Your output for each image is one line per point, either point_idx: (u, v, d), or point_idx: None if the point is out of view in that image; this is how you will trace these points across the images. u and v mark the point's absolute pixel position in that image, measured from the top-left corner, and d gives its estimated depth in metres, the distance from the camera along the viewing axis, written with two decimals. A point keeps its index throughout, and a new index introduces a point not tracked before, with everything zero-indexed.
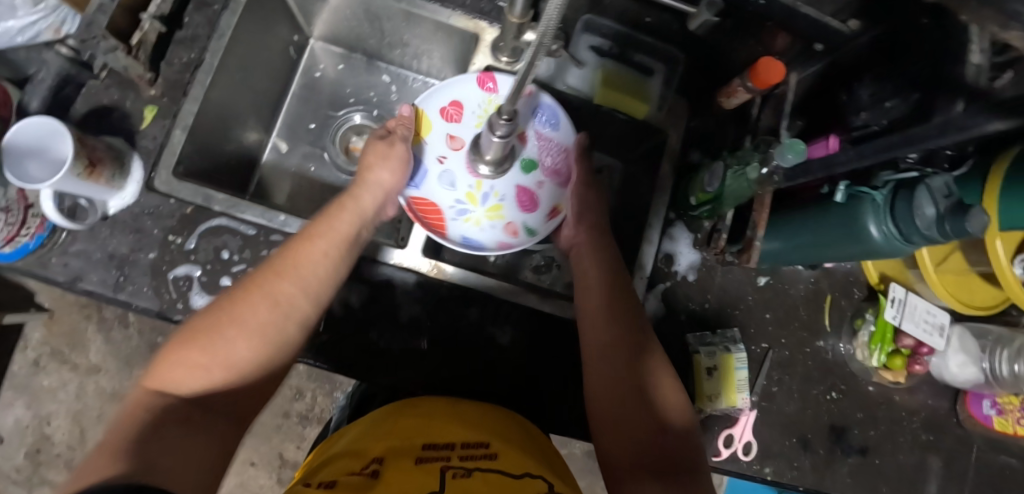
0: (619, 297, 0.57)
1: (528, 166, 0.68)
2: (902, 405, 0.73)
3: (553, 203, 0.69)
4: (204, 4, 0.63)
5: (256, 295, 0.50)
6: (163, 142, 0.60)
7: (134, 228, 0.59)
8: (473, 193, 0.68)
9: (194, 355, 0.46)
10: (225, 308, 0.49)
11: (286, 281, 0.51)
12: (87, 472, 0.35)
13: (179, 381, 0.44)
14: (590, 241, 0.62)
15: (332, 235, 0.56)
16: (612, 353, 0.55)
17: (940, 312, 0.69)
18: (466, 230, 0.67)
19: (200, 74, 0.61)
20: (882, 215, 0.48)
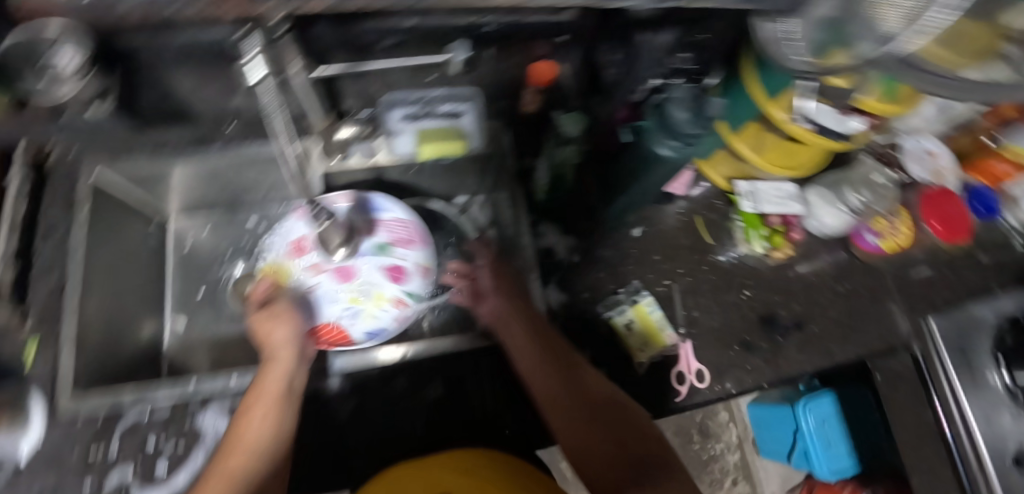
0: (541, 343, 0.61)
1: (380, 247, 0.68)
2: (807, 273, 0.80)
3: (421, 262, 0.68)
4: (50, 232, 0.67)
5: (212, 479, 0.50)
6: (55, 369, 0.62)
7: (53, 461, 0.59)
8: (353, 295, 0.66)
9: None
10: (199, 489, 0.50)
11: (234, 457, 0.51)
12: None
13: None
14: (506, 306, 0.64)
15: (263, 395, 0.55)
16: (569, 393, 0.57)
17: (785, 183, 0.78)
18: (366, 326, 0.65)
19: (68, 293, 0.64)
20: (660, 135, 0.57)
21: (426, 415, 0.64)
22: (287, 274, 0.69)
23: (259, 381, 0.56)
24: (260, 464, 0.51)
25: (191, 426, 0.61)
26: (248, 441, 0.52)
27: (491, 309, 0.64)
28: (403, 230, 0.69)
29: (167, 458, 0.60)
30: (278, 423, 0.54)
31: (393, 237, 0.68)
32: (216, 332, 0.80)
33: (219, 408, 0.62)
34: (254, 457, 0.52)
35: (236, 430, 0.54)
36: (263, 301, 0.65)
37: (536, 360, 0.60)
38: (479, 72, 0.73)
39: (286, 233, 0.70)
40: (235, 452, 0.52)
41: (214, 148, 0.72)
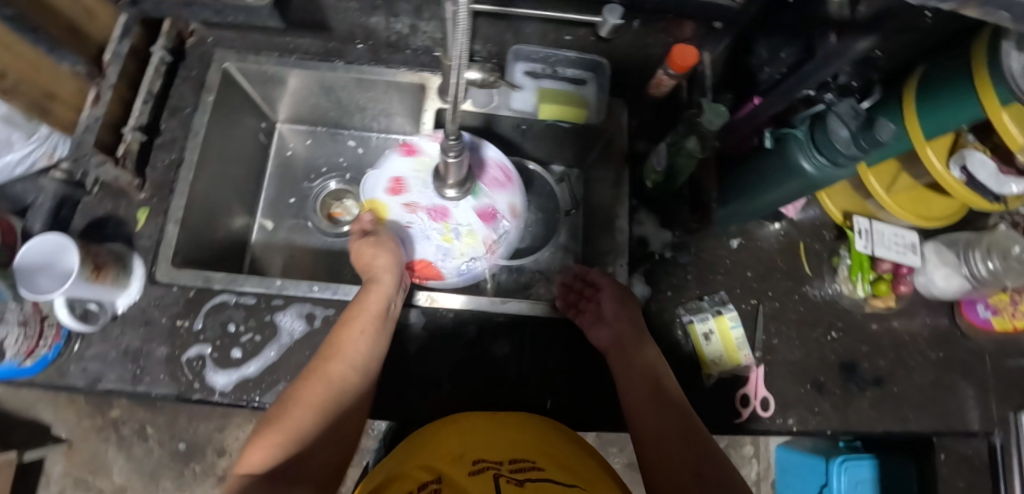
0: (638, 353, 0.62)
1: (473, 190, 0.73)
2: (903, 330, 0.75)
3: (510, 204, 0.73)
4: (177, 109, 0.70)
5: (313, 378, 0.56)
6: (159, 238, 0.65)
7: (143, 320, 0.63)
8: (446, 234, 0.73)
9: (296, 411, 0.53)
10: (299, 387, 0.56)
11: (334, 362, 0.57)
12: None
13: (257, 460, 0.50)
14: (614, 312, 0.65)
15: (365, 314, 0.60)
16: (657, 406, 0.58)
17: (907, 231, 0.73)
18: (460, 265, 0.72)
19: (183, 170, 0.67)
20: (808, 149, 0.53)
21: (486, 372, 0.65)
22: (384, 210, 0.73)
23: (362, 299, 0.61)
24: (354, 374, 0.57)
25: (270, 321, 0.64)
26: (347, 351, 0.58)
27: (596, 311, 0.66)
28: (498, 171, 0.73)
29: (243, 345, 0.63)
30: (374, 343, 0.59)
31: (485, 179, 0.72)
32: (297, 240, 0.83)
33: (298, 311, 0.64)
34: (351, 367, 0.57)
35: (337, 339, 0.59)
36: (369, 231, 0.69)
37: (631, 369, 0.61)
38: (616, 42, 0.70)
39: (386, 168, 0.73)
40: (334, 358, 0.57)
41: (338, 65, 0.73)
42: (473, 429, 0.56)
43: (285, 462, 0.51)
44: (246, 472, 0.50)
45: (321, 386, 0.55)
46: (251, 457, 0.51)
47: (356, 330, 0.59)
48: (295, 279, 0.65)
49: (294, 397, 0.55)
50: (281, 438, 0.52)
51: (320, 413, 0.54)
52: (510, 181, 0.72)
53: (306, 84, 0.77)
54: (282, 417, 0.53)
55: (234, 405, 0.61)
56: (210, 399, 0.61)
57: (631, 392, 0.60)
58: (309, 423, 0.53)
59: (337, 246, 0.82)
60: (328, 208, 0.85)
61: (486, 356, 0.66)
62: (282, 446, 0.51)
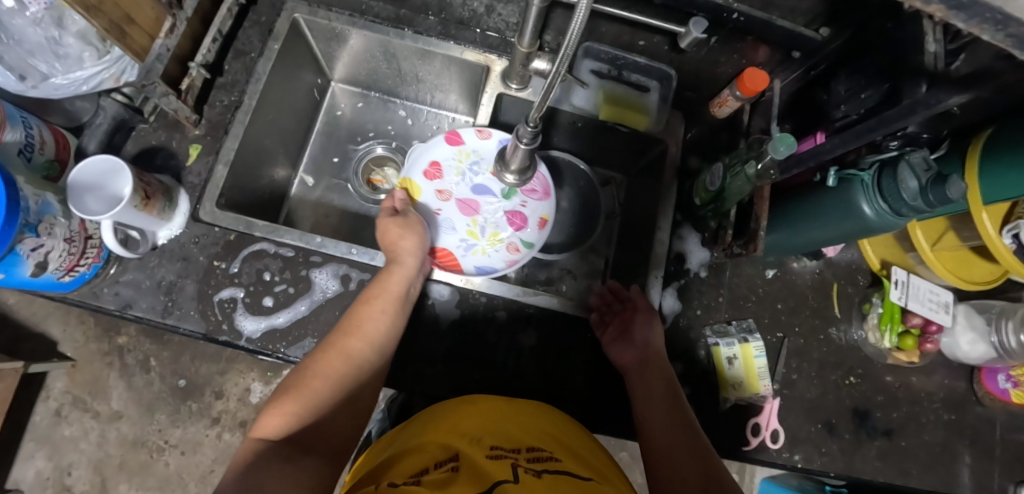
0: (655, 370, 0.62)
1: (507, 191, 0.67)
2: (920, 387, 0.75)
3: (542, 215, 0.69)
4: (242, 52, 0.70)
5: (331, 352, 0.56)
6: (208, 177, 0.65)
7: (181, 255, 0.63)
8: (472, 229, 0.68)
9: (314, 384, 0.53)
10: (314, 360, 0.55)
11: (353, 338, 0.57)
12: None
13: (273, 427, 0.50)
14: (642, 331, 0.64)
15: (386, 294, 0.60)
16: (671, 426, 0.57)
17: (943, 290, 0.73)
18: (478, 261, 0.67)
19: (239, 114, 0.67)
20: (872, 194, 0.53)
21: (512, 360, 0.66)
22: (417, 192, 0.69)
23: (383, 279, 0.61)
24: (371, 353, 0.57)
25: (305, 276, 0.64)
26: (369, 330, 0.58)
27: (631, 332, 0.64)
28: (537, 181, 0.69)
29: (276, 295, 0.63)
30: (393, 322, 0.59)
31: (523, 184, 0.68)
32: (335, 200, 0.83)
33: (333, 271, 0.65)
34: (369, 345, 0.57)
35: (356, 315, 0.59)
36: (398, 212, 0.65)
37: (650, 387, 0.61)
38: (687, 56, 0.70)
39: (427, 150, 0.70)
40: (355, 334, 0.57)
41: (406, 33, 0.73)
42: (495, 416, 0.56)
43: (302, 431, 0.51)
44: (261, 437, 0.49)
45: (339, 360, 0.55)
46: (267, 422, 0.51)
47: (378, 307, 0.59)
48: (336, 239, 0.65)
49: (311, 368, 0.55)
50: (298, 409, 0.52)
51: (338, 386, 0.54)
52: (546, 194, 0.68)
53: (370, 46, 0.76)
54: (301, 386, 0.53)
55: (259, 353, 0.62)
56: (236, 343, 0.62)
57: (647, 410, 0.59)
58: (328, 395, 0.53)
59: (373, 213, 0.82)
60: (368, 174, 0.85)
61: (514, 345, 0.66)
62: (298, 415, 0.51)
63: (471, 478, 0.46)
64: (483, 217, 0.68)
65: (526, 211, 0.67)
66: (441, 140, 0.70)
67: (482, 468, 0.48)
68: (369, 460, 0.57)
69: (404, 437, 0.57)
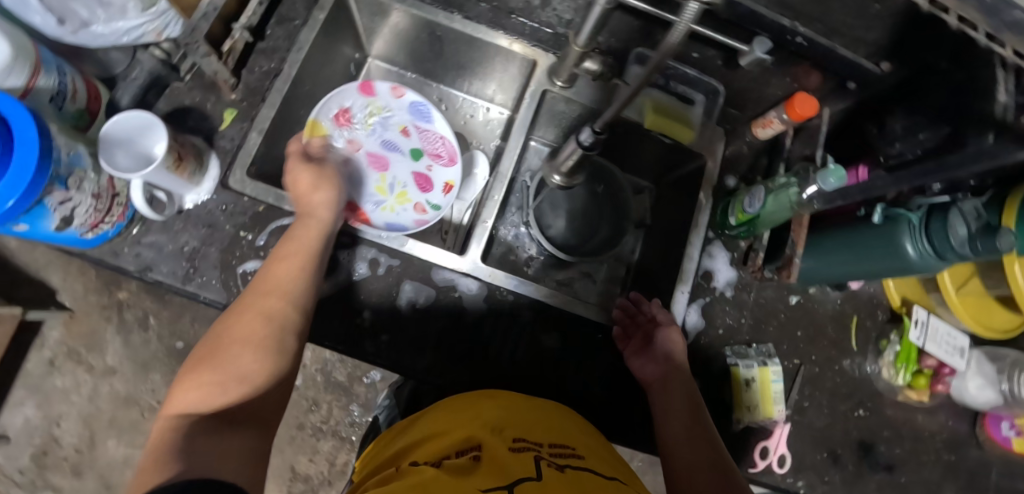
0: (675, 384, 0.62)
1: (415, 152, 0.74)
2: (924, 425, 0.76)
3: (447, 182, 0.74)
4: (286, 18, 0.67)
5: (247, 311, 0.52)
6: (240, 144, 0.64)
7: (207, 222, 0.62)
8: (380, 185, 0.72)
9: (235, 350, 0.49)
10: (229, 324, 0.51)
11: (272, 297, 0.53)
12: (138, 483, 0.36)
13: (195, 401, 0.45)
14: (664, 345, 0.63)
15: (296, 252, 0.57)
16: (694, 440, 0.57)
17: (961, 335, 0.74)
18: (387, 218, 0.70)
19: (279, 82, 0.65)
20: (918, 235, 0.53)
21: (533, 361, 0.65)
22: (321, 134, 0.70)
23: (291, 237, 0.58)
24: (293, 312, 0.53)
25: (333, 256, 0.63)
26: (284, 286, 0.54)
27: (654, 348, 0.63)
28: (443, 146, 0.75)
29: None
30: (311, 281, 0.56)
31: (430, 149, 0.74)
32: None
33: (364, 254, 0.64)
34: (287, 306, 0.53)
35: (267, 274, 0.55)
36: (314, 161, 0.64)
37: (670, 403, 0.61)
38: (739, 73, 0.68)
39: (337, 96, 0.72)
40: (272, 295, 0.54)
41: (455, 17, 0.71)
42: (516, 411, 0.55)
43: (230, 402, 0.46)
44: (177, 414, 0.44)
45: (262, 317, 0.52)
46: (183, 398, 0.46)
47: (288, 265, 0.56)
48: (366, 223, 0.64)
49: (229, 333, 0.51)
50: (219, 379, 0.47)
51: (262, 350, 0.50)
52: (451, 161, 0.74)
53: (415, 26, 0.74)
54: (213, 357, 0.49)
55: None
56: None
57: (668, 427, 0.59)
58: (254, 361, 0.49)
59: None
60: None
61: (537, 346, 0.66)
62: (220, 385, 0.47)
63: (492, 468, 0.45)
64: (390, 175, 0.73)
65: (431, 174, 0.73)
66: (353, 87, 0.72)
67: (504, 457, 0.47)
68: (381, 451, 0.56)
69: (419, 426, 0.56)
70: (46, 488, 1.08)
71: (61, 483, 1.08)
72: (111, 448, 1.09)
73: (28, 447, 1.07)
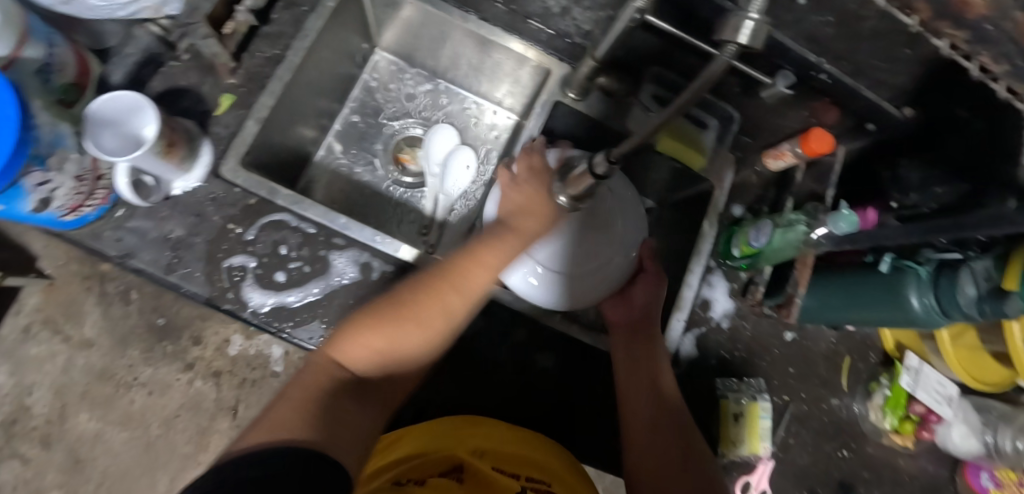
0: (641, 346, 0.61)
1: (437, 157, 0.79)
2: (905, 469, 0.76)
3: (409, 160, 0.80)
4: (293, 3, 0.64)
5: (446, 293, 0.51)
6: (235, 131, 0.61)
7: (195, 211, 0.59)
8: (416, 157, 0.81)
9: (374, 338, 0.49)
10: (395, 304, 0.50)
11: (460, 295, 0.52)
12: (275, 425, 0.41)
13: (353, 356, 0.48)
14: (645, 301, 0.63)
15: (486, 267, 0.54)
16: (650, 397, 0.58)
17: (951, 383, 0.73)
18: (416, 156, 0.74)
19: (280, 69, 0.62)
20: (924, 289, 0.52)
21: (521, 379, 0.64)
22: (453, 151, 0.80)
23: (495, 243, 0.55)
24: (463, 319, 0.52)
25: (323, 257, 0.61)
26: (457, 304, 0.52)
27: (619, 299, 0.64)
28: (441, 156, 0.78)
29: (289, 271, 0.60)
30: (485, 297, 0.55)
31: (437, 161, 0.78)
32: (359, 173, 0.78)
33: (353, 257, 0.61)
34: (468, 306, 0.52)
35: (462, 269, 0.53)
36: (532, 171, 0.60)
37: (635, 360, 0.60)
38: (757, 102, 0.67)
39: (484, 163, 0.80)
40: (462, 294, 0.52)
41: (470, 17, 0.68)
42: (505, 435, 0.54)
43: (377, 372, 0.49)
44: (338, 369, 0.47)
45: (440, 320, 0.51)
46: (349, 351, 0.48)
47: (483, 271, 0.53)
48: (360, 223, 0.61)
49: (381, 308, 0.50)
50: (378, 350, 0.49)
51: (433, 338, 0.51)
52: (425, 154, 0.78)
53: (427, 21, 0.71)
54: (389, 339, 0.49)
55: (262, 328, 0.59)
56: (240, 314, 0.58)
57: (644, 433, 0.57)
58: (413, 359, 0.51)
59: (396, 194, 0.79)
60: (398, 152, 0.80)
61: (527, 363, 0.64)
62: (378, 360, 0.49)
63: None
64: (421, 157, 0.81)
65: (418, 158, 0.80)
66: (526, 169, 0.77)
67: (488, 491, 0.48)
68: (384, 451, 0.54)
69: (415, 436, 0.53)
70: (13, 457, 1.05)
71: (29, 454, 1.06)
72: (83, 422, 1.06)
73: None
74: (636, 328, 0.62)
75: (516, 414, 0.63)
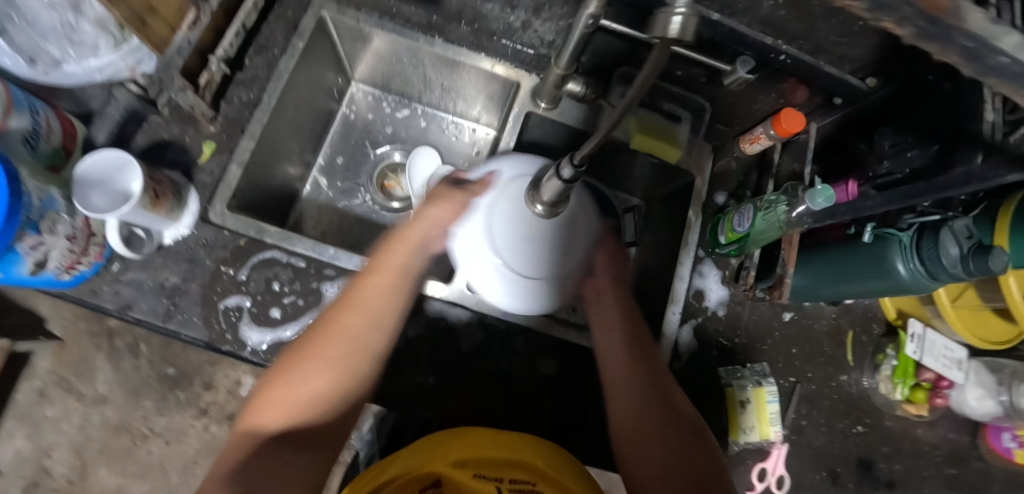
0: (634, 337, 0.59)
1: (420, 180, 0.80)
2: (925, 439, 0.75)
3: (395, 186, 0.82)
4: (264, 47, 0.66)
5: (335, 333, 0.52)
6: (220, 177, 0.63)
7: (187, 258, 0.61)
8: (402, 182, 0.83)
9: (278, 392, 0.49)
10: (308, 343, 0.51)
11: (352, 314, 0.52)
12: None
13: (263, 421, 0.48)
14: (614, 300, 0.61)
15: (389, 268, 0.55)
16: (635, 383, 0.57)
17: (957, 347, 0.72)
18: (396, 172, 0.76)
19: (259, 113, 0.64)
20: (908, 254, 0.52)
21: (523, 388, 0.64)
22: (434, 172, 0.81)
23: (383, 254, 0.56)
24: (376, 335, 0.53)
25: (316, 289, 0.62)
26: (358, 324, 0.52)
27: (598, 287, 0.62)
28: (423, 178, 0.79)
29: (284, 306, 0.61)
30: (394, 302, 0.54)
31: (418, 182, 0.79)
32: (347, 204, 0.80)
33: (344, 285, 0.62)
34: (370, 321, 0.53)
35: (354, 288, 0.54)
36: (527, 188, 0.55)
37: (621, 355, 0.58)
38: (725, 90, 0.68)
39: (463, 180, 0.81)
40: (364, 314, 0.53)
41: (437, 41, 0.70)
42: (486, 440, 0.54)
43: (296, 425, 0.49)
44: (252, 430, 0.47)
45: (343, 346, 0.51)
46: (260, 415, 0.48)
47: (402, 249, 0.56)
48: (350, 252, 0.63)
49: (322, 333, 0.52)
50: (323, 379, 0.50)
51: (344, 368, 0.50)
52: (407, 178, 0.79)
53: (395, 50, 0.73)
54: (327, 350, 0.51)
55: (262, 365, 0.60)
56: (240, 354, 0.59)
57: (644, 446, 0.54)
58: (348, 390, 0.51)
59: (385, 220, 0.80)
60: (383, 179, 0.82)
61: (528, 370, 0.65)
62: (290, 412, 0.49)
63: None
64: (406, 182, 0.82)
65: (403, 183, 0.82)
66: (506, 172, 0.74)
67: None
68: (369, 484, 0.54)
69: (404, 456, 0.53)
70: None
71: None
72: (104, 478, 1.07)
73: (20, 479, 1.06)
74: (606, 311, 0.61)
75: (520, 423, 0.63)
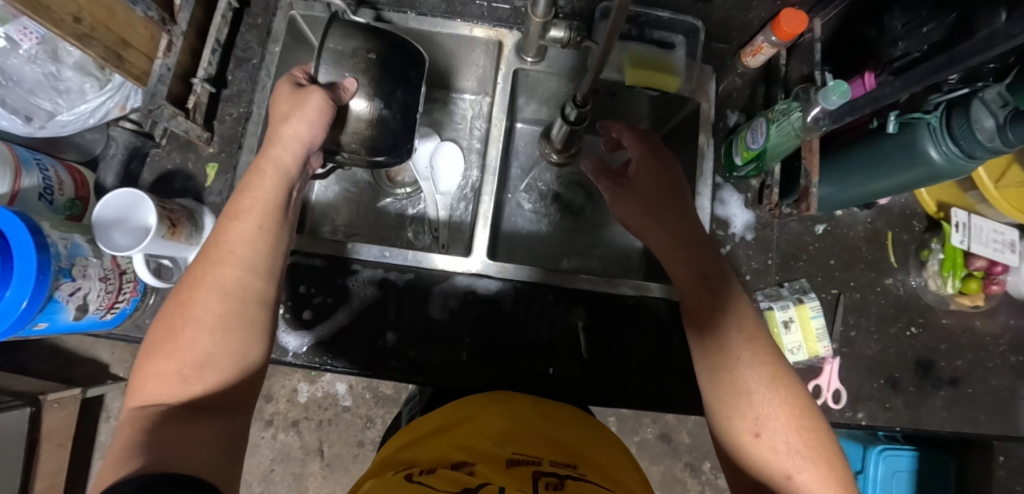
0: (695, 252, 0.52)
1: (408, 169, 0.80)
2: (985, 330, 0.71)
3: None
4: (244, 60, 0.67)
5: (201, 292, 0.43)
6: (229, 195, 0.64)
7: None
8: None
9: (166, 364, 0.41)
10: (185, 296, 0.43)
11: (206, 302, 0.43)
12: (194, 346, 0.41)
13: (158, 388, 0.40)
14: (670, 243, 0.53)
15: (214, 269, 0.44)
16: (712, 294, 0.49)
17: (1007, 229, 0.70)
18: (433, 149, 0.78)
19: (250, 125, 0.65)
20: (940, 137, 0.50)
21: (562, 345, 0.64)
22: None
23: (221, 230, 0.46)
24: (242, 270, 0.44)
25: (342, 285, 0.63)
26: (213, 280, 0.44)
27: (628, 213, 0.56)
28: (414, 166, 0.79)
29: (315, 307, 0.63)
30: (245, 279, 0.44)
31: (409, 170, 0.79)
32: (353, 199, 0.79)
33: (371, 275, 0.64)
34: (234, 278, 0.44)
35: (192, 276, 0.44)
36: None
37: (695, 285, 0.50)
38: (713, 4, 0.64)
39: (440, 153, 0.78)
40: (225, 263, 0.44)
41: (409, 15, 0.68)
42: (489, 407, 0.49)
43: (191, 351, 0.41)
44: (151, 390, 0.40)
45: (218, 299, 0.43)
46: (147, 386, 0.40)
47: (244, 219, 0.46)
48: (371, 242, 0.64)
49: (176, 302, 0.43)
50: (121, 455, 0.34)
51: (188, 346, 0.41)
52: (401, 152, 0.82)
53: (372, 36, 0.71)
54: (187, 432, 0.37)
55: (306, 367, 0.62)
56: (283, 360, 0.61)
57: (715, 295, 0.49)
58: (233, 293, 0.44)
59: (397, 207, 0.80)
60: None
61: (562, 323, 0.65)
62: (193, 334, 0.41)
63: None
64: None
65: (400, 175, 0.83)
66: None
67: None
68: None
69: None
70: None
71: None
72: None
73: None
74: (701, 262, 0.51)
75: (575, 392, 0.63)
